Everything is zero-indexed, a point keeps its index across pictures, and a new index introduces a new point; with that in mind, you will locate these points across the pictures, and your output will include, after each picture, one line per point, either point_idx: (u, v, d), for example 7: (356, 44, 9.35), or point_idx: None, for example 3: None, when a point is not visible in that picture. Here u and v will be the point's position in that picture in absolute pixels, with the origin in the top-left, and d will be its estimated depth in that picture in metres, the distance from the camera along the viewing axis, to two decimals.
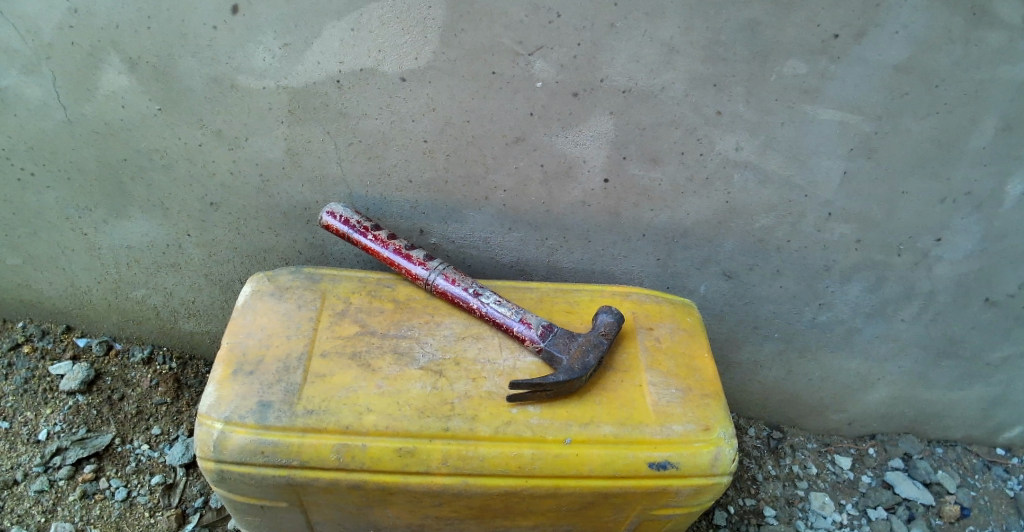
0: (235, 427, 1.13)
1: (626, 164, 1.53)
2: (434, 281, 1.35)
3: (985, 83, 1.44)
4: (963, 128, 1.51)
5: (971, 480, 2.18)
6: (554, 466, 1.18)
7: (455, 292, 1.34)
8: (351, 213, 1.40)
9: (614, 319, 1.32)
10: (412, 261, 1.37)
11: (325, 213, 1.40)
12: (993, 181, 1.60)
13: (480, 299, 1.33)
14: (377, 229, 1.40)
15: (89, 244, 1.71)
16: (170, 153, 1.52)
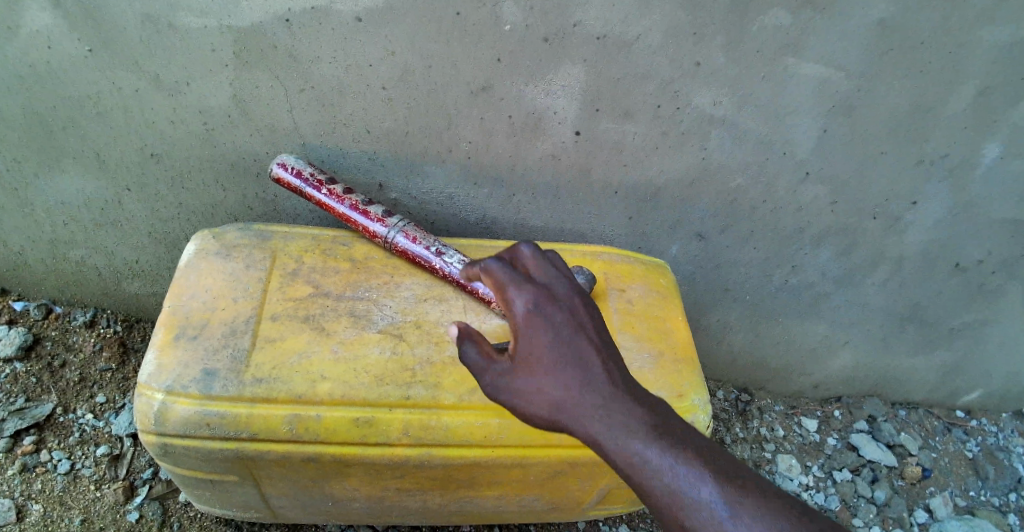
0: (178, 398, 1.04)
1: (599, 117, 1.45)
2: (394, 238, 1.26)
3: (969, 42, 1.39)
4: (943, 88, 1.46)
5: (932, 442, 2.22)
6: (522, 436, 1.13)
7: (416, 250, 1.25)
8: (303, 165, 1.30)
9: (585, 281, 1.26)
10: (370, 218, 1.28)
11: (275, 165, 1.29)
12: (970, 145, 1.56)
13: (442, 258, 1.24)
14: (332, 184, 1.30)
15: (20, 200, 1.57)
16: (104, 100, 1.38)
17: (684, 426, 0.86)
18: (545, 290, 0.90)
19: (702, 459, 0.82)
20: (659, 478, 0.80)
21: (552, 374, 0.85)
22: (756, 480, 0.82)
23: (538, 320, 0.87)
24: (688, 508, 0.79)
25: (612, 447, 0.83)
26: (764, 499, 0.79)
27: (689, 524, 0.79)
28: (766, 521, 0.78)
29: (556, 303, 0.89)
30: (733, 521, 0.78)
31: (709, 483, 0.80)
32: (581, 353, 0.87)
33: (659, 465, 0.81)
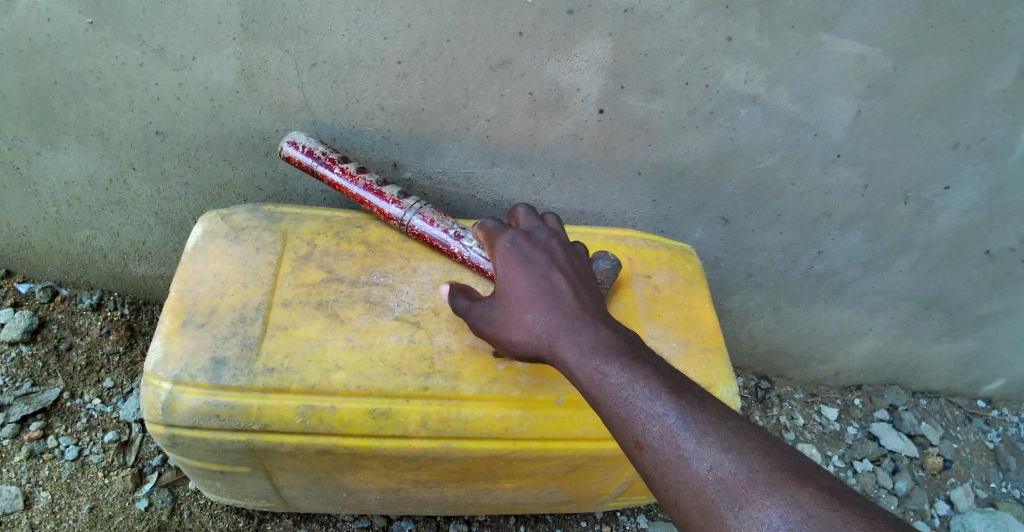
0: (186, 388, 1.00)
1: (624, 94, 1.38)
2: (410, 221, 1.20)
3: (1014, 19, 1.31)
4: (984, 68, 1.38)
5: (953, 432, 2.16)
6: (544, 429, 1.08)
7: (433, 234, 1.20)
8: (315, 143, 1.23)
9: (611, 267, 1.19)
10: (384, 199, 1.22)
11: (286, 143, 1.23)
12: (1008, 128, 1.48)
13: (461, 243, 1.18)
14: (345, 162, 1.23)
15: (23, 180, 1.52)
16: (106, 75, 1.32)
17: (653, 357, 0.93)
18: (529, 236, 1.07)
19: (662, 380, 0.88)
20: (618, 392, 0.89)
21: (526, 302, 1.00)
22: (714, 404, 0.87)
23: (516, 257, 1.03)
24: (642, 420, 0.86)
25: (578, 366, 0.94)
26: (717, 418, 0.84)
27: (642, 436, 0.86)
28: (713, 434, 0.83)
29: (537, 246, 1.05)
30: (682, 432, 0.83)
31: (665, 401, 0.86)
32: (553, 285, 1.01)
33: (618, 381, 0.90)
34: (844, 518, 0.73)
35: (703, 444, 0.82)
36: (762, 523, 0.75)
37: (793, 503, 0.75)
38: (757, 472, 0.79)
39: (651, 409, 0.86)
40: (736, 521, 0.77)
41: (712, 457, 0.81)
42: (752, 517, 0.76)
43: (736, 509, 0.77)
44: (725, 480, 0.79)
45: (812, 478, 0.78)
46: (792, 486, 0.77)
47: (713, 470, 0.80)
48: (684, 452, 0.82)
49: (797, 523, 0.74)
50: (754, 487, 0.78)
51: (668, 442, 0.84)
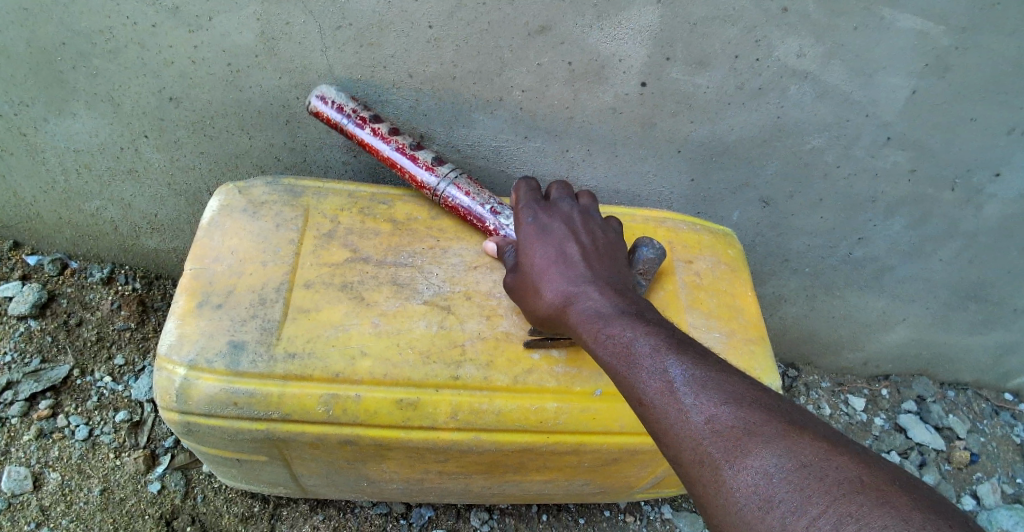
0: (202, 374, 0.93)
1: (668, 66, 1.28)
2: (443, 192, 1.12)
3: None
4: None
5: (980, 425, 2.09)
6: (581, 422, 1.01)
7: (467, 206, 1.12)
8: (345, 99, 1.14)
9: (655, 256, 1.10)
10: (417, 165, 1.13)
11: (314, 96, 1.14)
12: None
13: (496, 220, 1.10)
14: (374, 122, 1.14)
15: (31, 147, 1.45)
16: (117, 37, 1.24)
17: (662, 320, 0.85)
18: (551, 210, 1.02)
19: (666, 337, 0.81)
20: (620, 348, 0.81)
21: (540, 269, 0.95)
22: (719, 359, 0.79)
23: (534, 227, 0.99)
24: (642, 374, 0.78)
25: (582, 326, 0.87)
26: (718, 370, 0.76)
27: (643, 392, 0.78)
28: (711, 384, 0.74)
29: (556, 214, 1.01)
30: (682, 384, 0.75)
31: (666, 354, 0.78)
32: (569, 250, 0.95)
33: (620, 338, 0.82)
34: (842, 465, 0.65)
35: (702, 397, 0.73)
36: (758, 474, 0.67)
37: (790, 452, 0.67)
38: (755, 422, 0.70)
39: (652, 363, 0.78)
40: (729, 473, 0.68)
41: (710, 408, 0.72)
42: (746, 468, 0.68)
43: (731, 460, 0.69)
44: (721, 430, 0.71)
45: (812, 429, 0.70)
46: (789, 436, 0.68)
47: (709, 422, 0.72)
48: (681, 405, 0.74)
49: (792, 472, 0.66)
50: (751, 438, 0.69)
51: (666, 396, 0.75)
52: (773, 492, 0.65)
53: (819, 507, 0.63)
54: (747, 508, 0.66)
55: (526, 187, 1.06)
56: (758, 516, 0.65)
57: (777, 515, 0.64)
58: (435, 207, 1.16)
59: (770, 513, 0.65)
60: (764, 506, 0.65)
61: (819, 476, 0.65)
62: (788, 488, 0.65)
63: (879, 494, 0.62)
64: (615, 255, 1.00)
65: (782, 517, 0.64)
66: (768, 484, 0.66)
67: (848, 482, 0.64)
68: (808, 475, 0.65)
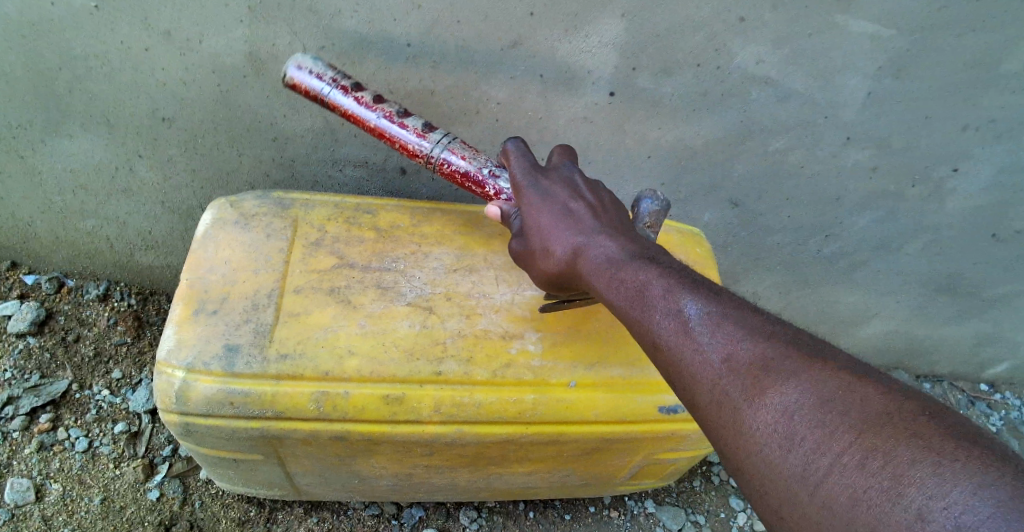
0: (199, 376, 0.99)
1: (635, 76, 1.36)
2: (440, 159, 1.15)
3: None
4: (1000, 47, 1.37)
5: None
6: (558, 412, 1.07)
7: (464, 170, 1.15)
8: (323, 68, 1.13)
9: (660, 208, 1.10)
10: (407, 133, 1.15)
11: (290, 67, 1.12)
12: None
13: (496, 183, 1.13)
14: (357, 92, 1.14)
15: (28, 168, 1.50)
16: (113, 60, 1.30)
17: (674, 265, 0.89)
18: (550, 171, 1.04)
19: (680, 280, 0.84)
20: (635, 295, 0.85)
21: (547, 227, 0.97)
22: (734, 299, 0.82)
23: (534, 187, 1.00)
24: (657, 317, 0.82)
25: (597, 278, 0.91)
26: (734, 309, 0.79)
27: (659, 336, 0.82)
28: (727, 322, 0.77)
29: (558, 174, 1.03)
30: (697, 323, 0.79)
31: (681, 296, 0.82)
32: (573, 206, 0.98)
33: (636, 285, 0.86)
34: (866, 398, 0.67)
35: (719, 337, 0.77)
36: (778, 411, 0.70)
37: (811, 386, 0.69)
38: (774, 358, 0.73)
39: (665, 304, 0.82)
40: (750, 412, 0.71)
41: (727, 346, 0.76)
42: (766, 405, 0.71)
43: (750, 398, 0.72)
44: (739, 369, 0.74)
45: (834, 360, 0.72)
46: (808, 369, 0.71)
47: (726, 360, 0.75)
48: (698, 345, 0.77)
49: (813, 408, 0.68)
50: (769, 374, 0.72)
51: (682, 337, 0.79)
52: (794, 429, 0.68)
53: (841, 442, 0.65)
54: (768, 448, 0.69)
55: (520, 148, 1.05)
56: (780, 454, 0.68)
57: (798, 451, 0.67)
58: (416, 216, 1.23)
59: (792, 450, 0.68)
60: (785, 444, 0.68)
61: (840, 410, 0.67)
62: (808, 424, 0.68)
63: (905, 426, 0.64)
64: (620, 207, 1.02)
65: (803, 454, 0.67)
66: (790, 421, 0.69)
67: (871, 414, 0.66)
68: (829, 410, 0.67)
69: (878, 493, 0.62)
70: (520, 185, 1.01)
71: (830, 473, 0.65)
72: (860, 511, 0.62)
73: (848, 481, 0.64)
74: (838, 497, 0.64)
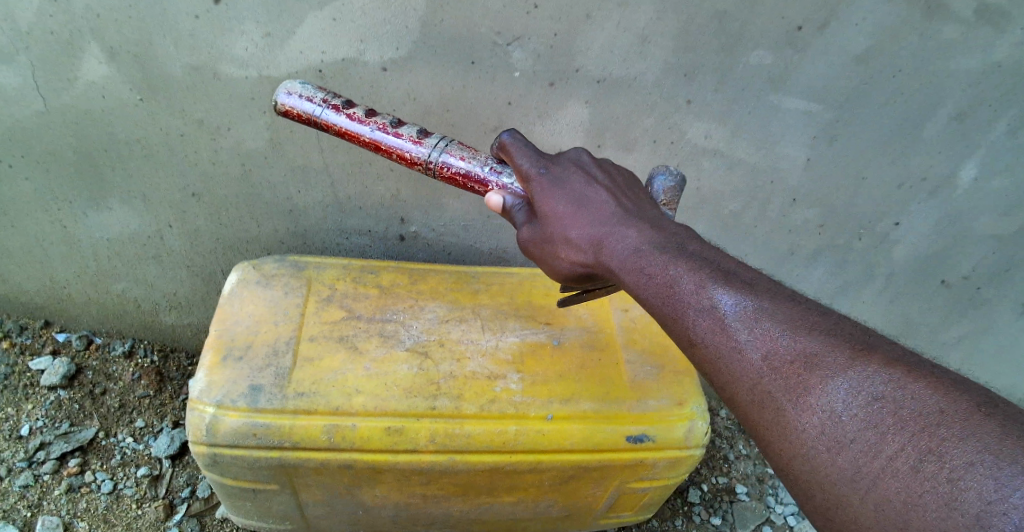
0: (227, 411, 1.16)
1: (601, 152, 1.59)
2: (439, 164, 1.08)
3: (941, 74, 1.49)
4: (920, 114, 1.55)
5: None
6: (537, 442, 1.23)
7: (465, 171, 1.07)
8: (313, 91, 1.09)
9: (674, 184, 1.11)
10: (402, 141, 1.09)
11: (280, 94, 1.08)
12: (949, 166, 1.66)
13: (499, 180, 1.06)
14: (350, 108, 1.10)
15: (70, 237, 1.70)
16: (152, 143, 1.51)
17: (704, 256, 0.92)
18: (560, 158, 1.03)
19: (713, 273, 0.89)
20: (667, 291, 0.89)
21: (566, 218, 0.97)
22: (769, 291, 0.86)
23: (547, 178, 0.98)
24: (693, 315, 0.87)
25: (625, 272, 0.93)
26: (769, 303, 0.84)
27: (694, 332, 0.87)
28: (764, 318, 0.83)
29: (569, 163, 1.02)
30: (733, 319, 0.84)
31: (712, 290, 0.87)
32: (592, 197, 0.99)
33: (667, 280, 0.89)
34: (915, 396, 0.72)
35: (758, 335, 0.82)
36: (825, 411, 0.76)
37: (857, 385, 0.75)
38: (817, 355, 0.79)
39: (698, 301, 0.86)
40: (799, 416, 0.77)
41: (767, 344, 0.81)
42: (812, 407, 0.77)
43: (795, 399, 0.78)
44: (781, 368, 0.80)
45: (879, 355, 0.77)
46: (853, 367, 0.76)
47: (768, 359, 0.81)
48: (737, 342, 0.83)
49: (862, 408, 0.74)
50: (813, 372, 0.78)
51: (721, 336, 0.84)
52: (844, 432, 0.74)
53: (894, 445, 0.71)
54: (817, 451, 0.75)
55: (519, 137, 1.02)
56: (829, 457, 0.74)
57: (848, 452, 0.73)
58: (413, 275, 1.42)
59: (842, 453, 0.74)
60: (834, 446, 0.74)
61: (889, 410, 0.72)
62: (858, 427, 0.73)
63: (959, 426, 0.68)
64: (639, 192, 1.04)
65: (853, 456, 0.73)
66: (840, 422, 0.75)
67: (921, 413, 0.71)
68: (879, 410, 0.73)
69: (935, 498, 0.67)
70: (530, 174, 0.99)
71: (883, 475, 0.71)
72: (916, 515, 0.68)
73: (902, 485, 0.69)
74: (892, 500, 0.70)
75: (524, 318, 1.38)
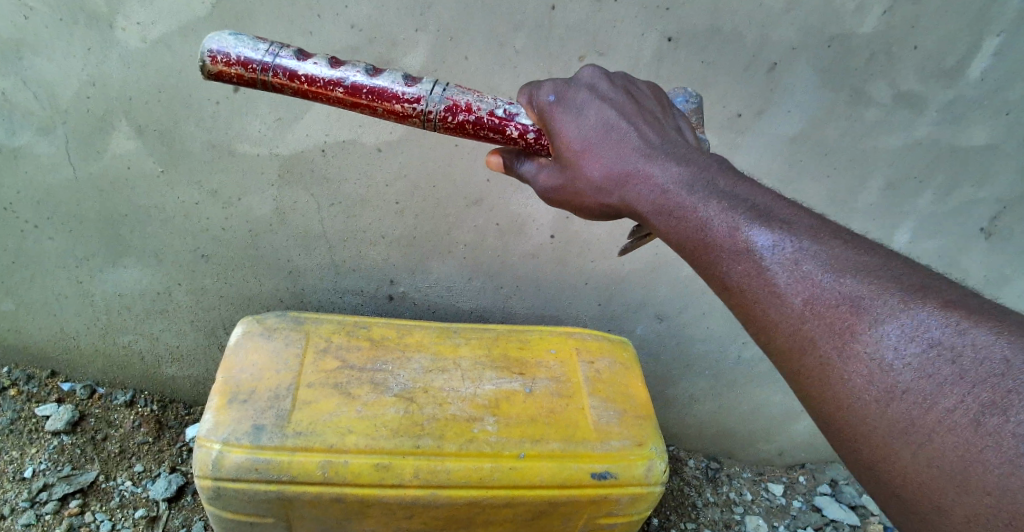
0: (232, 447, 1.30)
1: (570, 222, 1.74)
2: (442, 109, 1.02)
3: (867, 151, 1.69)
4: (853, 186, 1.76)
5: None
6: (510, 478, 1.38)
7: (474, 113, 1.02)
8: (256, 43, 1.00)
9: (694, 105, 1.14)
10: (385, 88, 1.02)
11: (218, 49, 0.98)
12: (884, 231, 1.86)
13: (517, 122, 1.02)
14: (309, 57, 1.01)
15: (84, 291, 1.85)
16: (169, 208, 1.69)
17: (737, 191, 0.88)
18: (571, 82, 1.00)
19: (749, 211, 0.86)
20: (699, 235, 0.87)
21: (586, 152, 0.95)
22: (811, 226, 0.84)
23: (565, 111, 0.96)
24: (728, 260, 0.85)
25: (652, 212, 0.92)
26: (812, 242, 0.82)
27: (729, 279, 0.85)
28: (805, 260, 0.80)
29: (582, 89, 0.98)
30: (775, 262, 0.81)
31: (747, 231, 0.84)
32: (613, 127, 0.95)
33: (697, 222, 0.88)
34: (978, 343, 0.70)
35: (799, 279, 0.80)
36: (874, 360, 0.74)
37: (911, 332, 0.73)
38: (866, 300, 0.76)
39: (734, 245, 0.84)
40: (845, 364, 0.76)
41: (811, 289, 0.79)
42: (861, 356, 0.75)
43: (841, 346, 0.76)
44: (825, 313, 0.78)
45: (934, 296, 0.75)
46: (905, 311, 0.74)
47: (809, 303, 0.79)
48: (777, 287, 0.81)
49: (918, 355, 0.72)
50: (861, 318, 0.76)
51: (758, 280, 0.82)
52: (894, 381, 0.73)
53: (953, 397, 0.69)
54: (865, 401, 0.74)
55: (529, 85, 1.04)
56: (880, 406, 0.73)
57: (902, 400, 0.72)
58: (400, 329, 1.58)
59: (893, 403, 0.72)
60: (886, 393, 0.73)
61: (945, 358, 0.71)
62: (911, 377, 0.72)
63: None
64: (661, 114, 1.00)
65: (906, 404, 0.72)
66: (890, 372, 0.73)
67: (981, 362, 0.69)
68: (935, 358, 0.71)
69: (997, 454, 0.66)
70: (541, 103, 0.98)
71: (941, 431, 0.69)
72: (976, 471, 0.67)
73: (961, 440, 0.68)
74: (949, 457, 0.69)
75: (499, 368, 1.54)
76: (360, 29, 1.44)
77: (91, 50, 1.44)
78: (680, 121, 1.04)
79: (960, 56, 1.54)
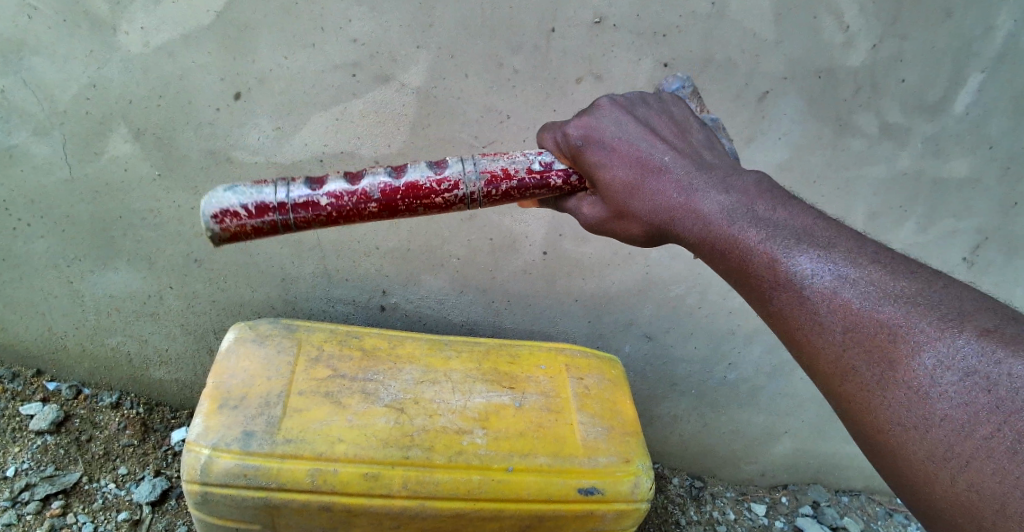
0: (221, 453, 1.31)
1: (561, 240, 1.79)
2: (483, 185, 1.08)
3: (854, 180, 1.72)
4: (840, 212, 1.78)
5: (873, 525, 2.40)
6: (498, 490, 1.40)
7: (511, 179, 1.08)
8: (262, 191, 1.03)
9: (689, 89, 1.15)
10: (417, 187, 1.07)
11: (224, 211, 1.01)
12: None
13: (557, 170, 1.08)
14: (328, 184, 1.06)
15: (73, 291, 1.85)
16: (164, 212, 1.70)
17: (776, 217, 0.90)
18: (591, 116, 1.03)
19: (788, 236, 0.88)
20: (739, 263, 0.91)
21: (627, 188, 0.99)
22: (849, 249, 0.86)
23: (597, 153, 1.00)
24: (769, 288, 0.88)
25: (694, 240, 0.95)
26: (851, 268, 0.84)
27: (771, 307, 0.89)
28: (843, 290, 0.83)
29: (609, 125, 1.02)
30: (814, 292, 0.84)
31: (787, 259, 0.87)
32: (646, 160, 0.99)
33: (738, 250, 0.91)
34: (1014, 373, 0.71)
35: (837, 308, 0.82)
36: (912, 389, 0.76)
37: (948, 361, 0.75)
38: (903, 328, 0.78)
39: (774, 274, 0.87)
40: (883, 392, 0.78)
41: (849, 318, 0.82)
42: (900, 384, 0.77)
43: (880, 374, 0.79)
44: (864, 343, 0.80)
45: (974, 324, 0.76)
46: (942, 338, 0.76)
47: (849, 333, 0.81)
48: (817, 316, 0.84)
49: (956, 384, 0.74)
50: (899, 347, 0.78)
51: (798, 309, 0.85)
52: (931, 409, 0.75)
53: (988, 426, 0.71)
54: (902, 429, 0.76)
55: (549, 131, 1.09)
56: (918, 434, 0.75)
57: (941, 427, 0.74)
58: (392, 339, 1.59)
59: (931, 431, 0.74)
60: (924, 421, 0.75)
61: (981, 388, 0.73)
62: (947, 405, 0.74)
63: None
64: (690, 132, 1.04)
65: (944, 432, 0.74)
66: (928, 400, 0.75)
67: (1017, 391, 0.71)
68: (971, 387, 0.73)
69: None
70: (571, 147, 1.03)
71: (979, 457, 0.71)
72: (1013, 498, 0.68)
73: (999, 466, 0.69)
74: (988, 482, 0.70)
75: (489, 381, 1.55)
76: (361, 44, 1.47)
77: (93, 53, 1.45)
78: (705, 130, 1.06)
79: (942, 91, 1.59)
